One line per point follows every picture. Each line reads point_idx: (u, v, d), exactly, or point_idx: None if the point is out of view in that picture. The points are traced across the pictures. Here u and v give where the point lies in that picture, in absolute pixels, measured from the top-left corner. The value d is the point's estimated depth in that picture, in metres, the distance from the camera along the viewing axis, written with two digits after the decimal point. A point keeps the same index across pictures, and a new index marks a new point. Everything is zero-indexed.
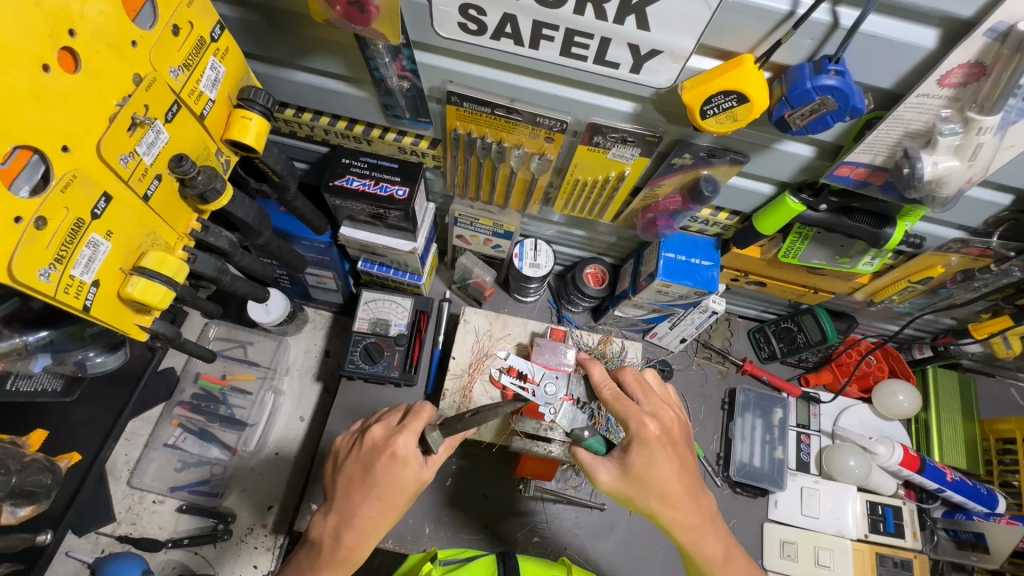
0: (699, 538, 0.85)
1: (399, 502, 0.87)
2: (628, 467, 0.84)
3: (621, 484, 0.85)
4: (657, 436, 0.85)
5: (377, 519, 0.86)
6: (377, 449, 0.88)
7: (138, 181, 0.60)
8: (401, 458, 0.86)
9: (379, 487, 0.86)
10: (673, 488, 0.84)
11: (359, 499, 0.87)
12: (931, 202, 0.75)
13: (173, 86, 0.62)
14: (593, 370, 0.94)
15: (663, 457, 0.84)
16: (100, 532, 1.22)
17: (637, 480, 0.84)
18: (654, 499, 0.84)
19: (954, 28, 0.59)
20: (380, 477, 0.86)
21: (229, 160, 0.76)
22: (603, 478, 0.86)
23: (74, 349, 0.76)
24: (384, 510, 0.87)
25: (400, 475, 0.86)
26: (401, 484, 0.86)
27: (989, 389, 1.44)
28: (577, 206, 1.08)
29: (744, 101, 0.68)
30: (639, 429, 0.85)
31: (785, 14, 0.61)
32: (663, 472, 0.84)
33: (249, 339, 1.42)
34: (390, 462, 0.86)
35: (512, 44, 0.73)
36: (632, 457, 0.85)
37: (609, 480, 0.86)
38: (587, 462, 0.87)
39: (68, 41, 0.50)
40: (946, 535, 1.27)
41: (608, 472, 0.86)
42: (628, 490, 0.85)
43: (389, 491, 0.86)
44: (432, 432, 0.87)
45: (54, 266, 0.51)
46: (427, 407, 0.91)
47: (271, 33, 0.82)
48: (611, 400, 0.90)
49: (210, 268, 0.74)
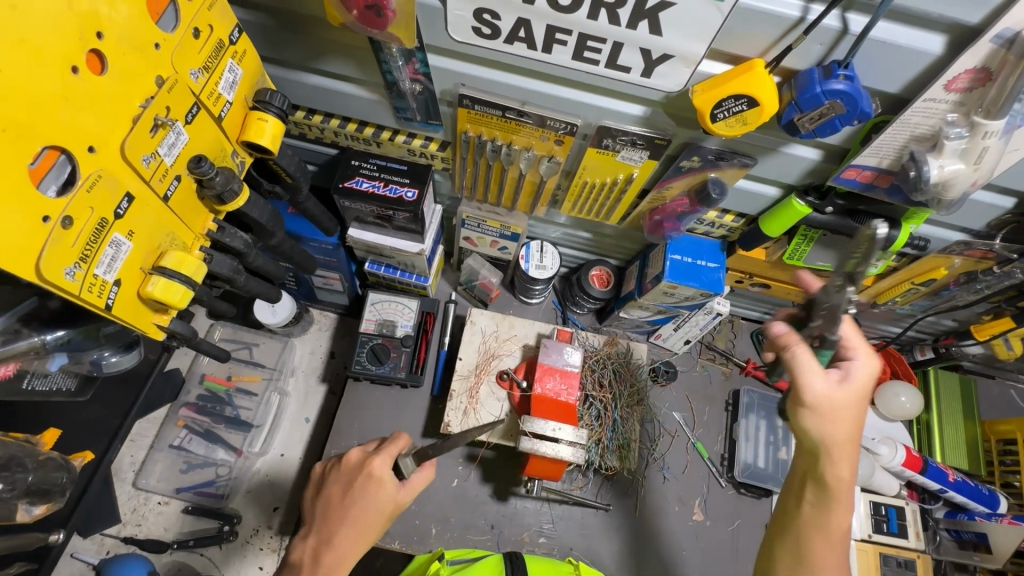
0: (838, 473, 0.72)
1: (374, 523, 0.85)
2: (832, 401, 0.70)
3: (822, 408, 0.71)
4: (857, 391, 0.71)
5: (354, 541, 0.85)
6: (353, 472, 0.89)
7: (159, 182, 0.60)
8: (376, 478, 0.86)
9: (354, 507, 0.86)
10: (848, 441, 0.71)
11: (336, 521, 0.86)
12: (936, 205, 0.77)
13: (194, 88, 0.63)
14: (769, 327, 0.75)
15: (851, 414, 0.71)
16: (105, 533, 1.22)
17: (835, 410, 0.71)
18: (830, 438, 0.71)
19: (960, 34, 0.60)
20: (356, 497, 0.86)
21: (243, 161, 0.77)
22: (811, 397, 0.71)
23: (91, 349, 0.77)
24: (360, 531, 0.85)
25: (374, 496, 0.85)
26: (374, 504, 0.85)
27: (990, 390, 1.46)
28: (584, 208, 1.09)
29: (754, 105, 0.69)
30: (829, 371, 0.71)
31: (795, 20, 0.62)
32: (848, 420, 0.71)
33: (255, 340, 1.42)
34: (365, 483, 0.86)
35: (525, 48, 0.74)
36: (854, 373, 0.72)
37: (819, 395, 0.70)
38: (802, 372, 0.71)
39: (96, 43, 0.50)
40: (948, 535, 1.29)
41: (824, 391, 0.71)
42: (825, 419, 0.71)
43: (364, 511, 0.85)
44: (405, 457, 0.88)
45: (79, 265, 0.52)
46: (402, 434, 0.92)
47: (286, 37, 0.83)
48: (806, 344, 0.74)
49: (225, 268, 0.74)
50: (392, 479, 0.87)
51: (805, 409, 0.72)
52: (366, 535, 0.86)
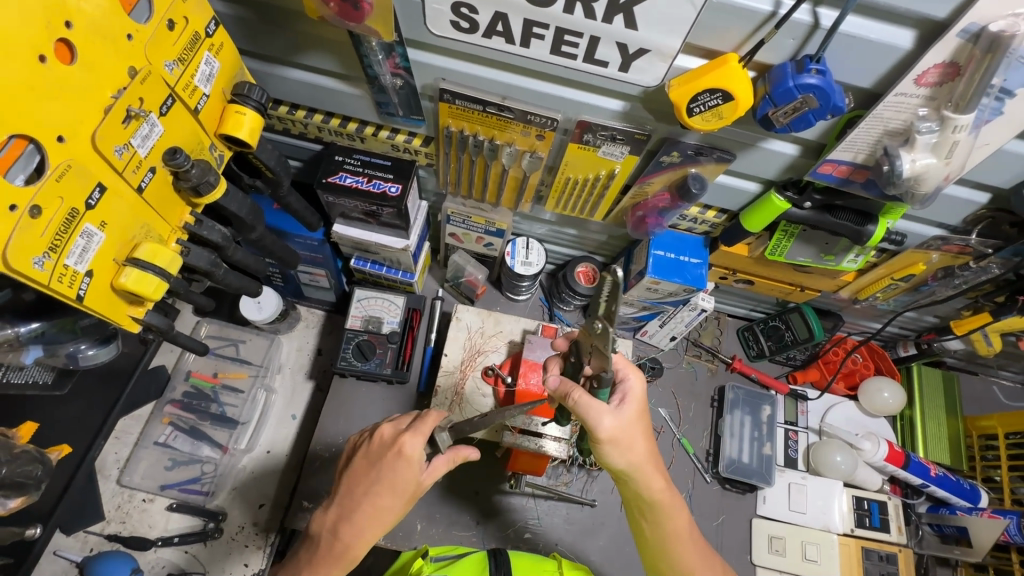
0: (650, 479, 0.87)
1: (395, 503, 0.86)
2: (612, 431, 0.81)
3: (619, 433, 0.81)
4: (637, 410, 0.84)
5: (372, 520, 0.87)
6: (384, 447, 0.88)
7: (132, 173, 0.60)
8: (406, 457, 0.85)
9: (379, 486, 0.86)
10: (646, 460, 0.86)
11: (359, 498, 0.87)
12: (910, 199, 0.78)
13: (168, 80, 0.63)
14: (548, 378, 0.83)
15: (638, 430, 0.84)
16: (88, 531, 1.21)
17: (625, 436, 0.82)
18: (632, 456, 0.84)
19: (929, 29, 0.61)
20: (383, 475, 0.86)
21: (222, 154, 0.77)
22: (606, 428, 0.80)
23: (66, 342, 0.76)
24: (385, 511, 0.87)
25: (401, 475, 0.85)
26: (398, 484, 0.86)
27: (973, 387, 1.47)
28: (568, 204, 1.10)
29: (729, 99, 0.70)
30: (621, 408, 0.82)
31: (767, 14, 0.63)
32: (637, 438, 0.84)
33: (241, 337, 1.42)
34: (395, 461, 0.86)
35: (504, 42, 0.74)
36: (628, 404, 0.83)
37: (611, 427, 0.80)
38: (585, 411, 0.79)
39: (64, 33, 0.50)
40: (931, 530, 1.29)
41: (612, 422, 0.80)
42: (620, 439, 0.82)
43: (388, 491, 0.86)
44: (440, 432, 0.88)
45: (48, 255, 0.52)
46: (438, 411, 0.90)
47: (266, 31, 0.83)
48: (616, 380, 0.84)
49: (203, 261, 0.74)
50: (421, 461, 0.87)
51: (602, 446, 0.82)
52: (387, 516, 0.87)
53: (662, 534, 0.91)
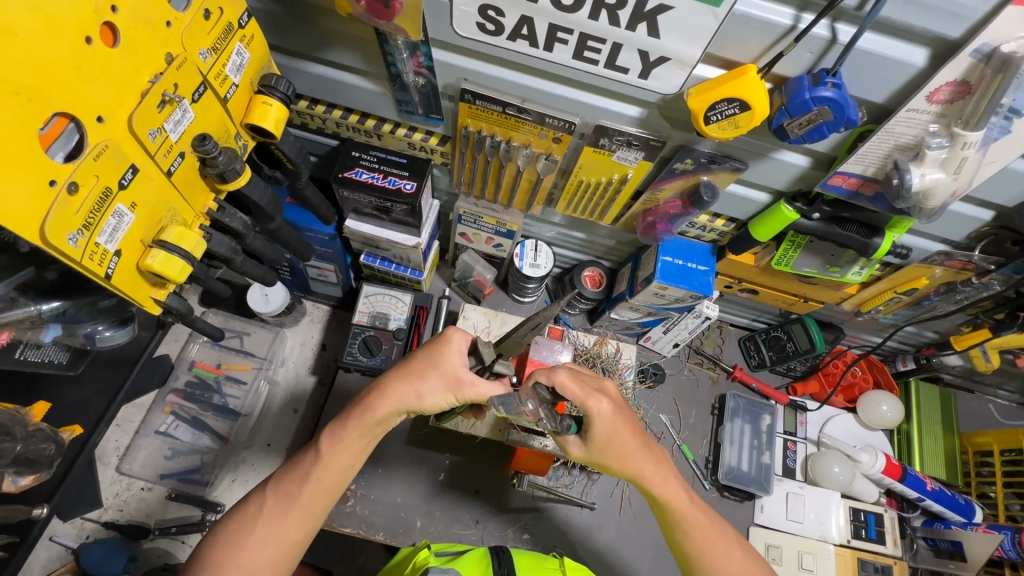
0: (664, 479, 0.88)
1: (432, 383, 0.84)
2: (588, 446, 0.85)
3: (597, 446, 0.85)
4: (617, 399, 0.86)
5: (406, 392, 0.84)
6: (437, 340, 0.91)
7: (163, 157, 0.61)
8: (452, 340, 0.86)
9: (418, 360, 0.86)
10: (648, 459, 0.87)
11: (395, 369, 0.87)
12: (917, 213, 0.80)
13: (201, 68, 0.64)
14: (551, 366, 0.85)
15: (624, 421, 0.84)
16: (85, 518, 1.21)
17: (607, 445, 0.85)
18: (622, 453, 0.85)
19: (943, 48, 0.63)
20: (427, 353, 0.87)
21: (246, 144, 0.78)
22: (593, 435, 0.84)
23: (85, 324, 0.76)
24: (424, 386, 0.84)
25: (443, 356, 0.85)
26: (437, 363, 0.85)
27: (968, 404, 1.49)
28: (579, 208, 1.11)
29: (746, 108, 0.72)
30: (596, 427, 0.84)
31: (787, 28, 0.65)
32: (626, 435, 0.85)
33: (246, 329, 1.42)
34: (443, 342, 0.87)
35: (527, 46, 0.76)
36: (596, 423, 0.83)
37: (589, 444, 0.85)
38: (579, 396, 0.81)
39: (110, 16, 0.52)
40: (925, 543, 1.31)
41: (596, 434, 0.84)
42: (603, 451, 0.85)
43: (428, 364, 0.85)
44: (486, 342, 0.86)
45: (82, 232, 0.52)
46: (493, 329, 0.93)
47: (294, 25, 0.84)
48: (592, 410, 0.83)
49: (224, 247, 0.75)
50: (464, 355, 0.87)
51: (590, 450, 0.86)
52: (426, 398, 0.84)
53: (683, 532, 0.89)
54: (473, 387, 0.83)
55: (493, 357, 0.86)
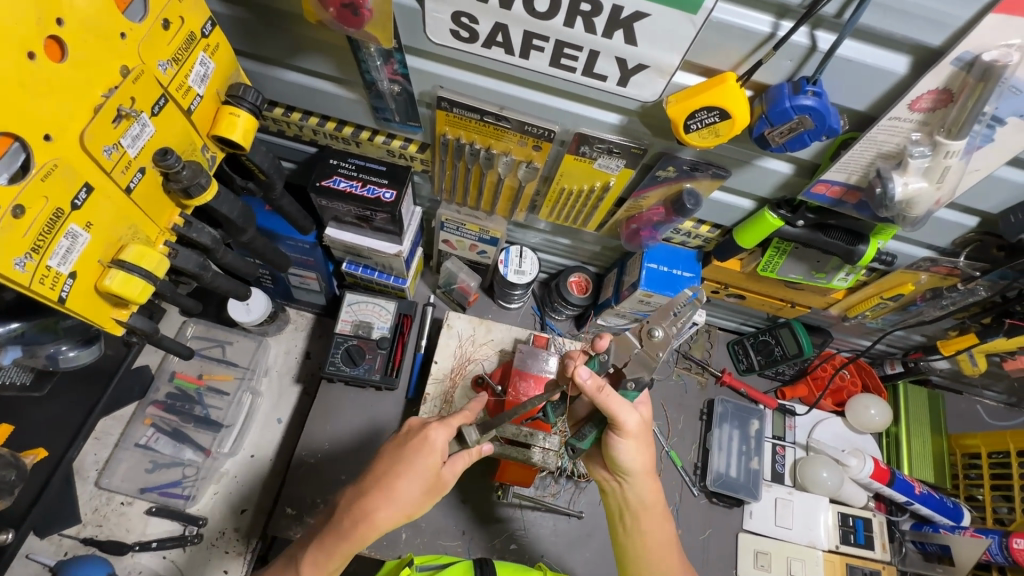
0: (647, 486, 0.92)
1: (415, 492, 0.84)
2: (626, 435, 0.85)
3: (634, 432, 0.84)
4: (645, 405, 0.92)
5: (393, 510, 0.84)
6: (408, 434, 0.90)
7: (121, 173, 0.59)
8: (432, 443, 0.86)
9: (399, 470, 0.85)
10: (648, 468, 0.90)
11: (376, 476, 0.86)
12: (901, 222, 0.78)
13: (161, 79, 0.62)
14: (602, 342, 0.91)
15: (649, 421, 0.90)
16: (63, 534, 1.18)
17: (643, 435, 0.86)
18: (636, 450, 0.88)
19: (924, 55, 0.62)
20: (405, 458, 0.86)
21: (215, 156, 0.76)
22: (627, 422, 0.82)
23: (47, 343, 0.74)
24: (409, 499, 0.84)
25: (424, 460, 0.85)
26: (422, 470, 0.85)
27: (957, 405, 1.49)
28: (563, 215, 1.10)
29: (726, 117, 0.70)
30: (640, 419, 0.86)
31: (766, 35, 0.63)
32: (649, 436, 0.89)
33: (228, 338, 1.40)
34: (419, 445, 0.86)
35: (503, 53, 0.74)
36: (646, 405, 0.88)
37: (631, 423, 0.83)
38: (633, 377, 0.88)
39: (56, 30, 0.49)
40: (914, 547, 1.30)
41: (632, 418, 0.83)
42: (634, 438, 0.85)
43: (410, 476, 0.84)
44: (469, 426, 0.89)
45: (30, 256, 0.50)
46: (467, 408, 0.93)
47: (264, 32, 0.82)
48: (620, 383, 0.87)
49: (192, 263, 0.73)
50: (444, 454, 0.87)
51: (619, 439, 0.86)
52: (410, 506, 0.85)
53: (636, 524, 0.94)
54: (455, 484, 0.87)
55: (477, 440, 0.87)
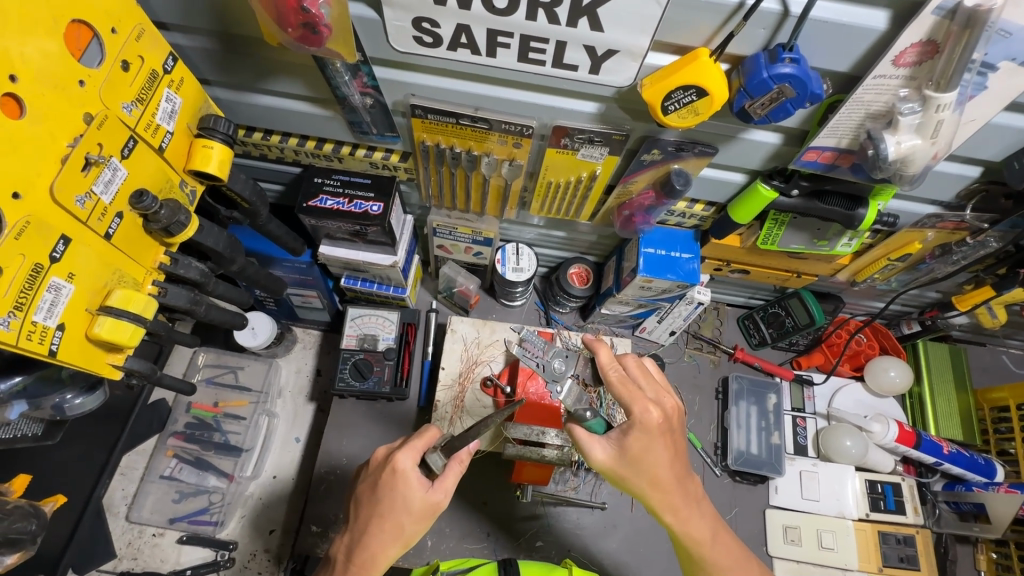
0: (687, 521, 0.84)
1: (406, 523, 0.84)
2: (625, 449, 0.82)
3: (616, 465, 0.83)
4: (659, 423, 0.82)
5: (391, 544, 0.84)
6: (380, 470, 0.88)
7: (98, 221, 0.59)
8: (402, 474, 0.84)
9: (384, 508, 0.84)
10: (657, 482, 0.82)
11: (365, 518, 0.86)
12: (899, 181, 0.75)
13: (128, 121, 0.61)
14: (599, 352, 0.89)
15: (662, 445, 0.82)
16: (100, 570, 1.20)
17: (632, 460, 0.82)
18: (645, 484, 0.82)
19: (903, 8, 0.59)
20: (384, 496, 0.84)
21: (194, 190, 0.76)
22: (597, 457, 0.83)
23: (51, 394, 0.76)
24: (403, 531, 0.84)
25: (404, 493, 0.84)
26: (405, 503, 0.84)
27: (981, 357, 1.45)
28: (553, 208, 1.08)
29: (703, 94, 0.68)
30: (643, 415, 0.82)
31: (734, 6, 0.61)
32: (658, 463, 0.82)
33: (239, 364, 1.40)
34: (392, 479, 0.84)
35: (469, 54, 0.73)
36: (629, 435, 0.82)
37: (603, 459, 0.83)
38: (625, 397, 0.84)
39: (10, 86, 0.49)
40: (947, 508, 1.26)
41: (603, 452, 0.83)
42: (622, 472, 0.82)
43: (395, 510, 0.84)
44: (433, 453, 0.86)
45: (13, 315, 0.51)
46: (431, 428, 0.89)
47: (231, 59, 0.81)
48: (616, 383, 0.86)
49: (182, 300, 0.74)
50: (421, 478, 0.85)
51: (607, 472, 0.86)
52: (407, 534, 0.85)
53: (698, 566, 0.86)
54: (443, 497, 0.85)
55: (441, 462, 0.86)
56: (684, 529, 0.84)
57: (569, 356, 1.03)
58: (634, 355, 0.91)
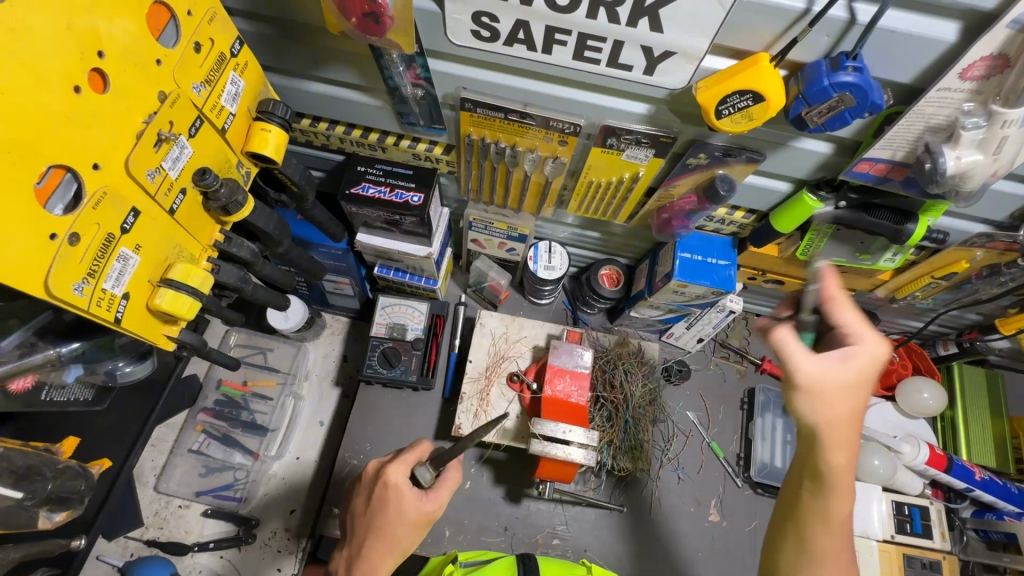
0: (835, 512, 0.70)
1: (404, 534, 0.84)
2: (856, 377, 0.71)
3: (813, 386, 0.71)
4: (880, 370, 0.71)
5: (390, 553, 0.84)
6: (373, 484, 0.89)
7: (164, 196, 0.62)
8: (393, 488, 0.85)
9: (381, 521, 0.85)
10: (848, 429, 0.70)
11: (363, 530, 0.87)
12: (954, 197, 0.74)
13: (196, 101, 0.64)
14: (831, 277, 0.77)
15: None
16: (128, 536, 1.24)
17: (827, 389, 0.71)
18: (767, 450, 0.78)
19: (975, 21, 0.58)
20: (378, 509, 0.85)
21: (249, 171, 0.78)
22: (797, 372, 0.72)
23: (104, 360, 0.80)
24: (401, 541, 0.84)
25: (397, 505, 0.84)
26: (399, 512, 0.84)
27: (1017, 384, 1.41)
28: (591, 208, 1.08)
29: (760, 100, 0.67)
30: (863, 349, 0.72)
31: (800, 12, 0.61)
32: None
33: (269, 345, 1.43)
34: (384, 492, 0.85)
35: (525, 49, 0.73)
36: (858, 356, 0.71)
37: (811, 373, 0.72)
38: (853, 322, 0.74)
39: (97, 62, 0.51)
40: (976, 535, 1.24)
41: (814, 366, 0.72)
42: (814, 403, 0.71)
43: (389, 521, 0.84)
44: (421, 466, 0.87)
45: (87, 281, 0.53)
46: (421, 443, 0.91)
47: (289, 46, 0.83)
48: (850, 308, 0.75)
49: (233, 277, 0.76)
50: (410, 488, 0.85)
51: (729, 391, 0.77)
52: (404, 542, 0.85)
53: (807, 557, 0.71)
54: (437, 503, 0.86)
55: (430, 475, 0.86)
56: (823, 521, 0.71)
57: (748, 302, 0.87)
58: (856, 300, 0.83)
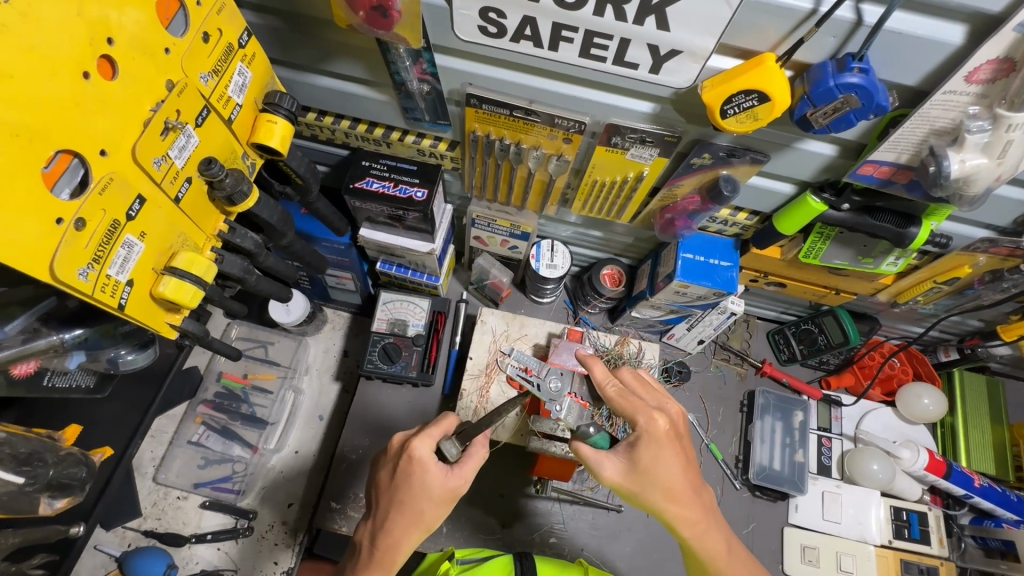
0: (703, 534, 0.83)
1: (428, 509, 0.85)
2: (636, 462, 0.82)
3: (626, 481, 0.83)
4: (666, 431, 0.83)
5: (413, 529, 0.86)
6: (397, 458, 0.89)
7: (169, 183, 0.62)
8: (419, 462, 0.85)
9: (405, 496, 0.85)
10: (676, 485, 0.82)
11: (386, 504, 0.87)
12: (957, 201, 0.74)
13: (203, 91, 0.64)
14: (594, 368, 0.90)
15: (672, 453, 0.82)
16: (127, 526, 1.24)
17: (640, 477, 0.82)
18: (659, 497, 0.82)
19: (981, 24, 0.58)
20: (404, 484, 0.85)
21: (254, 163, 0.78)
22: (608, 473, 0.83)
23: (107, 348, 0.80)
24: (425, 516, 0.85)
25: (423, 479, 0.85)
26: (424, 488, 0.85)
27: (1017, 392, 1.41)
28: (594, 207, 1.09)
29: (765, 100, 0.67)
30: (649, 425, 0.83)
31: (807, 12, 0.61)
32: (669, 474, 0.82)
33: (270, 339, 1.44)
34: (409, 466, 0.85)
35: (532, 46, 0.74)
36: (638, 447, 0.82)
37: (613, 476, 0.83)
38: (628, 409, 0.85)
39: (107, 49, 0.51)
40: (973, 543, 1.23)
41: (612, 470, 0.83)
42: (635, 488, 0.82)
43: (414, 496, 0.85)
44: (447, 440, 0.86)
45: (92, 266, 0.53)
46: (448, 418, 0.90)
47: (295, 39, 0.84)
48: (614, 396, 0.88)
49: (236, 268, 0.76)
50: (438, 463, 0.85)
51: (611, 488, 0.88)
52: (428, 518, 0.86)
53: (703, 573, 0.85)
54: (464, 480, 0.86)
55: (456, 449, 0.86)
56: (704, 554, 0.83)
57: (563, 375, 0.98)
58: (629, 369, 0.93)
